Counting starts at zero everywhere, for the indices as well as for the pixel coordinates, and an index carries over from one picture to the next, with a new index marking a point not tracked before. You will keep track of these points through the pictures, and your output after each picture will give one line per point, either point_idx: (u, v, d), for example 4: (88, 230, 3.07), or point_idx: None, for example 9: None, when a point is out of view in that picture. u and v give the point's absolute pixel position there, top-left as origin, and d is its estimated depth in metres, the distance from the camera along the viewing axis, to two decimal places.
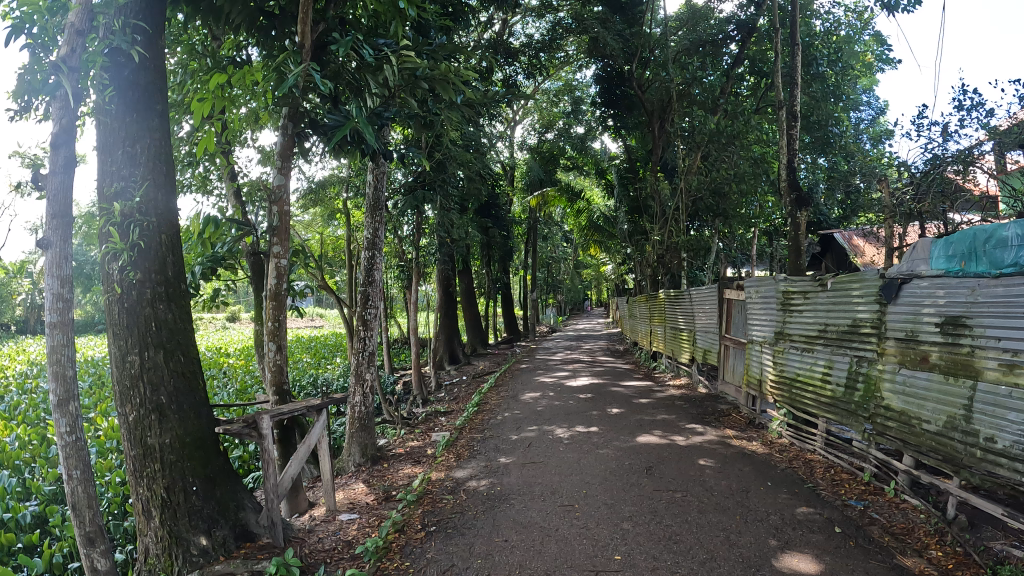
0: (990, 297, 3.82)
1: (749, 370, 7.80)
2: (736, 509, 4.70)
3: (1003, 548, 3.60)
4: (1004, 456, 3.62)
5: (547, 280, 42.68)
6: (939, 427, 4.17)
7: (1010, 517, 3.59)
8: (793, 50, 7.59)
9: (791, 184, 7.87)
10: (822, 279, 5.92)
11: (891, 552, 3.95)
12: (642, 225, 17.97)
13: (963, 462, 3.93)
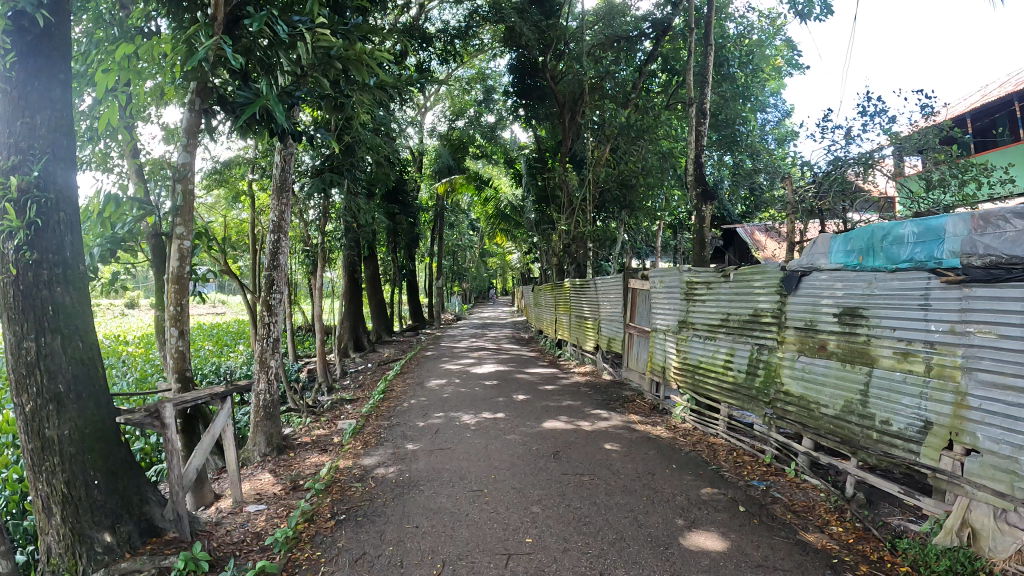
0: (886, 289, 4.06)
1: (654, 357, 8.04)
2: (643, 491, 4.86)
3: (900, 523, 3.88)
4: (899, 437, 3.90)
5: (455, 268, 42.57)
6: (837, 411, 4.43)
7: (906, 494, 3.86)
8: (708, 48, 7.73)
9: (698, 179, 8.10)
10: (725, 270, 6.15)
11: (794, 529, 4.16)
12: (550, 215, 18.19)
13: (860, 443, 4.20)
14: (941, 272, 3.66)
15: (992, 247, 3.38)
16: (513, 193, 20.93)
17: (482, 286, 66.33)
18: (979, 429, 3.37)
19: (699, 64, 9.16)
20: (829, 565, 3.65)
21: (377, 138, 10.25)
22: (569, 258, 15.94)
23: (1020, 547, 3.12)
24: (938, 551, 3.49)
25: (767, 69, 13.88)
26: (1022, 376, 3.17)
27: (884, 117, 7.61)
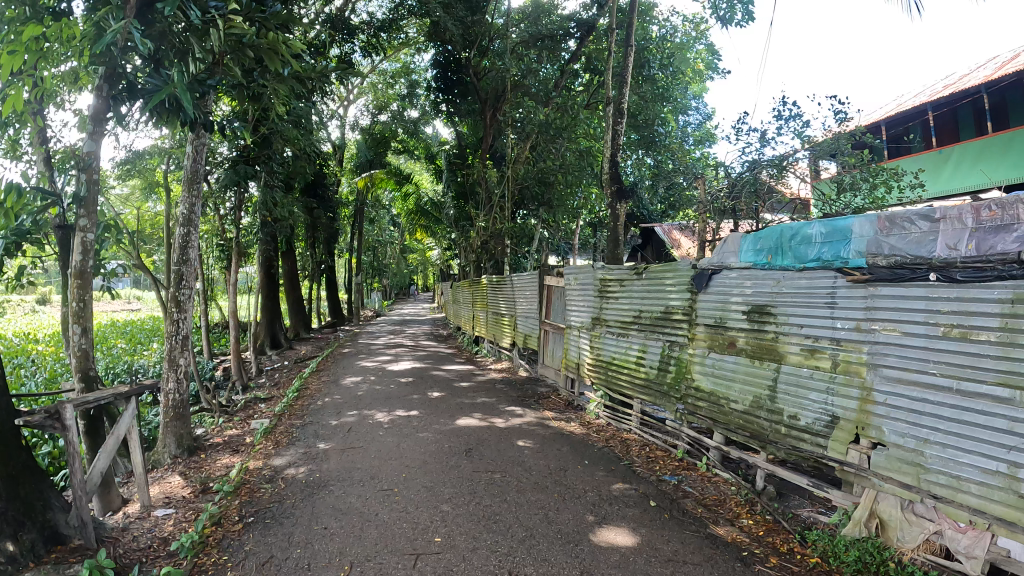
0: (794, 288, 4.23)
1: (568, 354, 8.12)
2: (554, 488, 4.86)
3: (811, 515, 4.06)
4: (806, 432, 4.05)
5: (375, 264, 42.13)
6: (746, 406, 4.57)
7: (815, 486, 4.02)
8: (630, 49, 7.86)
9: (613, 176, 8.21)
10: (637, 268, 6.25)
11: (705, 523, 4.24)
12: (468, 211, 18.09)
13: (769, 438, 4.35)
14: (847, 271, 3.83)
15: (897, 248, 3.53)
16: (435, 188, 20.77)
17: (406, 283, 65.69)
18: (885, 423, 3.56)
19: (615, 63, 9.19)
20: (738, 558, 3.74)
21: (295, 130, 10.04)
22: (489, 255, 15.95)
23: (926, 536, 3.35)
24: (848, 542, 3.68)
25: (687, 73, 14.28)
26: (924, 371, 3.37)
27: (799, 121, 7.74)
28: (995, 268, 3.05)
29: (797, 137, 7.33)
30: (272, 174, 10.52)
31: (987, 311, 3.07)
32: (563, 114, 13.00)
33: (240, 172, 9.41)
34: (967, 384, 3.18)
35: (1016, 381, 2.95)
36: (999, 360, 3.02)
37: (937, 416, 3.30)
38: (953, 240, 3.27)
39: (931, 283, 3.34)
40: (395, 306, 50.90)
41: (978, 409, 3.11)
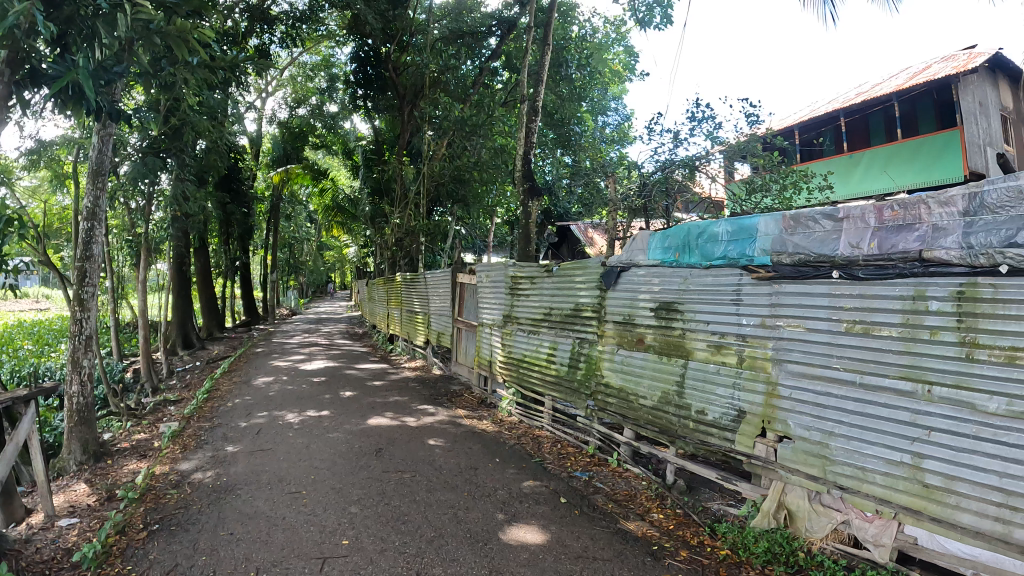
0: (700, 284, 4.65)
1: (480, 351, 8.36)
2: (464, 486, 5.01)
3: (720, 509, 4.37)
4: (715, 426, 4.42)
5: (287, 262, 41.31)
6: (655, 401, 4.96)
7: (724, 479, 4.35)
8: (545, 49, 8.03)
9: (526, 174, 8.29)
10: (547, 266, 6.62)
11: (616, 518, 4.49)
12: (382, 209, 17.24)
13: (678, 432, 4.73)
14: (753, 268, 4.24)
15: (801, 246, 3.93)
16: (350, 185, 20.46)
17: (322, 279, 64.13)
18: (791, 417, 3.93)
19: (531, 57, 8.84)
20: (648, 552, 3.99)
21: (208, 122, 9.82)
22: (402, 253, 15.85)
23: (834, 526, 3.67)
24: (757, 533, 3.97)
25: (607, 73, 14.52)
26: (827, 366, 3.75)
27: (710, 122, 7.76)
28: (896, 266, 3.44)
29: (709, 139, 7.47)
30: (182, 167, 10.14)
31: (889, 309, 3.46)
32: (476, 111, 13.06)
33: (149, 164, 9.18)
34: (870, 377, 3.55)
35: (917, 374, 3.34)
36: (901, 355, 3.41)
37: (840, 409, 3.68)
38: (857, 240, 3.67)
39: (834, 281, 3.73)
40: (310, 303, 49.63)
41: (882, 402, 3.49)
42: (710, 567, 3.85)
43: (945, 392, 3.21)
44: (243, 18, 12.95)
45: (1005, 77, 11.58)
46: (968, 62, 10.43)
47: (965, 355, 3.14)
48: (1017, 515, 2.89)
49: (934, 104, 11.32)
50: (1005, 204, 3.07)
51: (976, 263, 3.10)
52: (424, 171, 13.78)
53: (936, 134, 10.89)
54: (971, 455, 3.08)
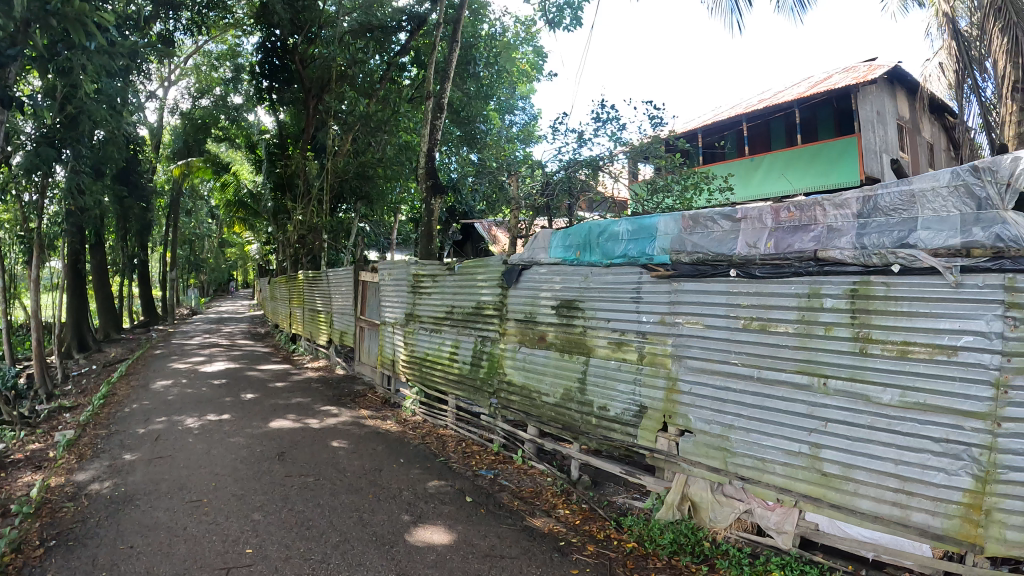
0: (600, 283, 4.85)
1: (383, 351, 8.39)
2: (368, 489, 5.07)
3: (625, 502, 4.59)
4: (616, 421, 4.61)
5: (190, 259, 39.89)
6: (557, 399, 5.14)
7: (627, 473, 4.54)
8: (452, 46, 8.18)
9: (429, 171, 8.42)
10: (449, 264, 6.71)
11: (522, 516, 4.64)
12: (286, 204, 17.12)
13: (581, 429, 4.90)
14: (652, 267, 4.45)
15: (700, 246, 4.15)
16: (253, 180, 19.92)
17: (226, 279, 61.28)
18: (691, 411, 4.11)
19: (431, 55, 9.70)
20: (556, 548, 4.12)
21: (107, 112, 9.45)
22: (303, 250, 15.42)
23: (737, 515, 3.85)
24: (663, 525, 4.14)
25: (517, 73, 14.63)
26: (724, 361, 3.95)
27: (614, 123, 7.68)
28: (792, 265, 3.64)
29: (612, 140, 7.46)
30: (78, 159, 9.89)
31: (785, 306, 3.65)
32: (382, 106, 12.96)
33: (41, 156, 8.58)
34: (767, 372, 3.73)
35: (813, 369, 3.53)
36: (796, 350, 3.60)
37: (739, 403, 3.86)
38: (754, 240, 3.88)
39: (732, 279, 3.92)
40: (213, 302, 47.65)
41: (779, 396, 3.67)
42: (618, 560, 3.99)
43: (840, 384, 3.42)
44: (148, 3, 12.62)
45: (902, 89, 12.32)
46: (870, 73, 10.97)
47: (858, 349, 3.35)
48: (913, 500, 3.15)
49: (835, 111, 11.76)
50: (896, 207, 3.37)
51: (869, 263, 3.32)
52: (328, 167, 13.41)
53: (834, 139, 11.37)
54: (867, 445, 3.32)
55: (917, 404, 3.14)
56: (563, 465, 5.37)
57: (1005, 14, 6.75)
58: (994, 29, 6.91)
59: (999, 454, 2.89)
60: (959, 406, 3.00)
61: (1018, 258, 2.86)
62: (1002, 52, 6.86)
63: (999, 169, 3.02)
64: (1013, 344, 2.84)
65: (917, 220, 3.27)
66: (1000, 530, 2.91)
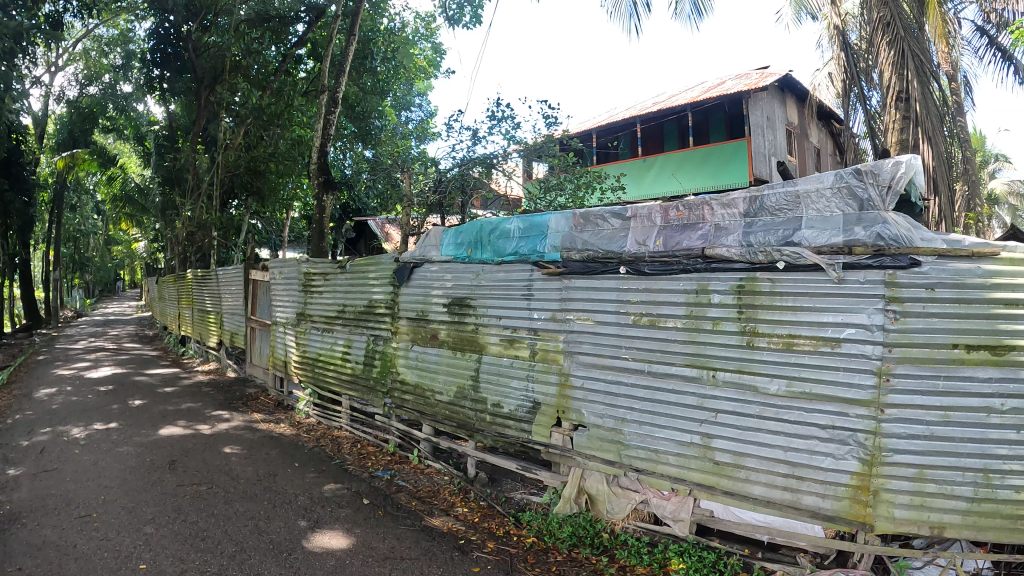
0: (491, 280, 4.90)
1: (275, 352, 8.16)
2: (262, 495, 4.90)
3: (523, 497, 4.67)
4: (510, 418, 4.65)
5: (74, 258, 37.46)
6: (450, 397, 5.13)
7: (523, 470, 4.60)
8: (349, 39, 8.07)
9: (321, 167, 8.31)
10: (341, 262, 6.60)
11: (419, 516, 4.62)
12: (176, 199, 16.38)
13: (475, 427, 4.91)
14: (543, 265, 4.53)
15: (591, 243, 4.26)
16: (143, 174, 18.95)
17: (112, 278, 57.53)
18: (584, 406, 4.21)
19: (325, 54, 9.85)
20: (455, 547, 4.12)
21: None
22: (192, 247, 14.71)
23: (633, 506, 3.99)
24: (560, 519, 4.22)
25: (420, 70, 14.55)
26: (615, 356, 4.07)
27: (509, 122, 7.79)
28: (680, 262, 3.79)
29: (506, 139, 7.62)
30: None
31: (673, 302, 3.80)
32: (274, 98, 12.21)
33: None
34: (657, 366, 3.86)
35: (701, 362, 3.68)
36: (685, 344, 3.75)
37: (631, 397, 3.98)
38: (644, 238, 4.03)
39: (622, 276, 4.04)
40: (96, 304, 44.70)
41: (669, 389, 3.80)
42: (518, 555, 4.02)
43: (729, 376, 3.58)
44: None
45: (792, 96, 12.99)
46: (761, 79, 11.50)
47: (745, 343, 3.52)
48: (805, 483, 3.32)
49: (725, 116, 12.45)
50: (781, 207, 3.57)
51: (755, 259, 3.49)
52: (219, 161, 12.97)
53: (725, 142, 11.65)
54: (756, 433, 3.47)
55: (804, 392, 3.33)
56: (459, 462, 5.38)
57: (891, 25, 5.84)
58: (878, 43, 5.97)
59: (883, 439, 3.11)
60: (843, 394, 3.21)
61: (897, 255, 3.09)
62: (887, 65, 5.92)
63: (880, 173, 3.25)
64: (893, 335, 3.08)
65: (802, 220, 3.47)
66: (888, 508, 3.12)
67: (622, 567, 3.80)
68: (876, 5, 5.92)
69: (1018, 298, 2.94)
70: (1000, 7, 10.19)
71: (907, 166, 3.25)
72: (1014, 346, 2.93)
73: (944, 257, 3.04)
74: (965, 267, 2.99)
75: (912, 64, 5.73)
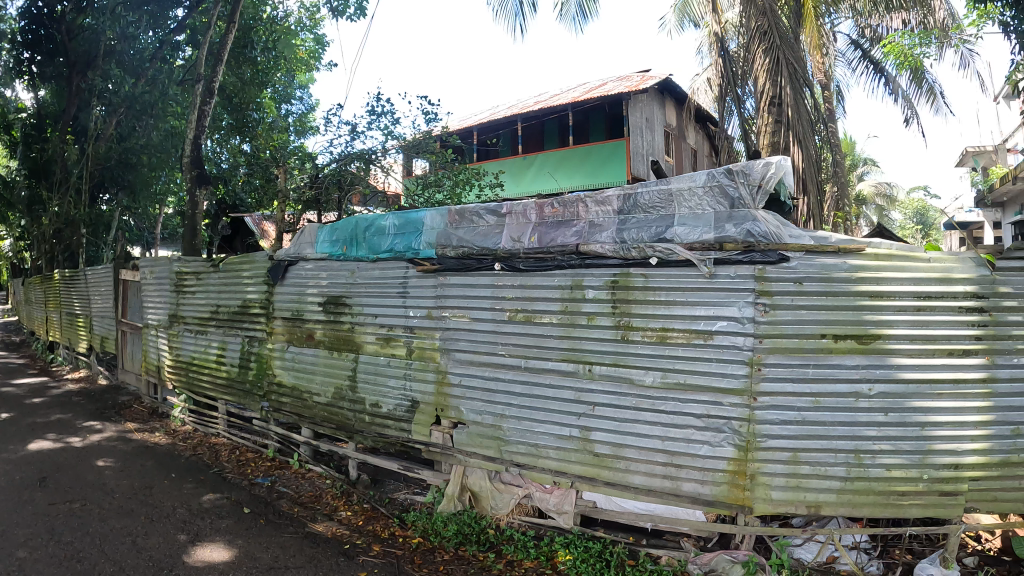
0: (367, 278, 4.81)
1: (147, 356, 7.67)
2: (139, 510, 4.58)
3: (407, 497, 4.61)
4: (390, 418, 4.59)
5: None
6: (328, 398, 5.00)
7: (404, 470, 4.55)
8: (228, 27, 7.69)
9: (194, 161, 7.90)
10: (214, 261, 6.28)
11: (303, 522, 4.46)
12: (41, 194, 15.07)
13: (355, 427, 4.81)
14: (418, 261, 4.49)
15: (467, 240, 4.31)
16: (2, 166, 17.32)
17: None
18: (463, 403, 4.20)
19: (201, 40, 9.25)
20: (341, 552, 4.00)
21: None
22: (57, 245, 13.50)
23: (517, 501, 4.04)
24: (445, 518, 4.19)
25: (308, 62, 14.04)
26: (491, 353, 4.08)
27: (389, 117, 7.66)
28: (555, 258, 3.86)
29: (386, 135, 7.49)
30: None
31: (548, 298, 3.87)
32: (148, 87, 10.82)
33: None
34: (534, 361, 3.91)
35: (577, 356, 3.76)
36: (560, 339, 3.82)
37: (509, 393, 4.00)
38: (519, 234, 4.13)
39: (497, 272, 4.07)
40: None
41: (547, 383, 3.86)
42: (404, 557, 3.94)
43: (605, 369, 3.67)
44: None
45: (672, 99, 13.46)
46: (638, 82, 11.90)
47: (620, 337, 3.63)
48: (683, 471, 3.45)
49: (606, 116, 12.79)
50: (655, 205, 3.70)
51: (628, 256, 3.60)
52: (87, 152, 11.95)
53: (603, 142, 11.80)
54: (633, 425, 3.58)
55: (677, 383, 3.46)
56: (341, 465, 5.23)
57: (769, 35, 6.02)
58: (755, 50, 6.15)
59: (756, 425, 3.28)
60: (717, 383, 3.36)
61: (767, 250, 3.27)
62: (762, 71, 6.10)
63: (751, 173, 3.40)
64: (763, 327, 3.25)
65: (674, 217, 3.62)
66: (765, 491, 3.30)
67: (508, 562, 3.82)
68: (755, 14, 6.11)
69: (884, 289, 3.18)
70: (875, 24, 10.96)
71: (777, 167, 3.39)
72: (879, 335, 3.19)
73: (811, 253, 3.24)
74: (832, 262, 3.21)
75: (786, 71, 5.94)
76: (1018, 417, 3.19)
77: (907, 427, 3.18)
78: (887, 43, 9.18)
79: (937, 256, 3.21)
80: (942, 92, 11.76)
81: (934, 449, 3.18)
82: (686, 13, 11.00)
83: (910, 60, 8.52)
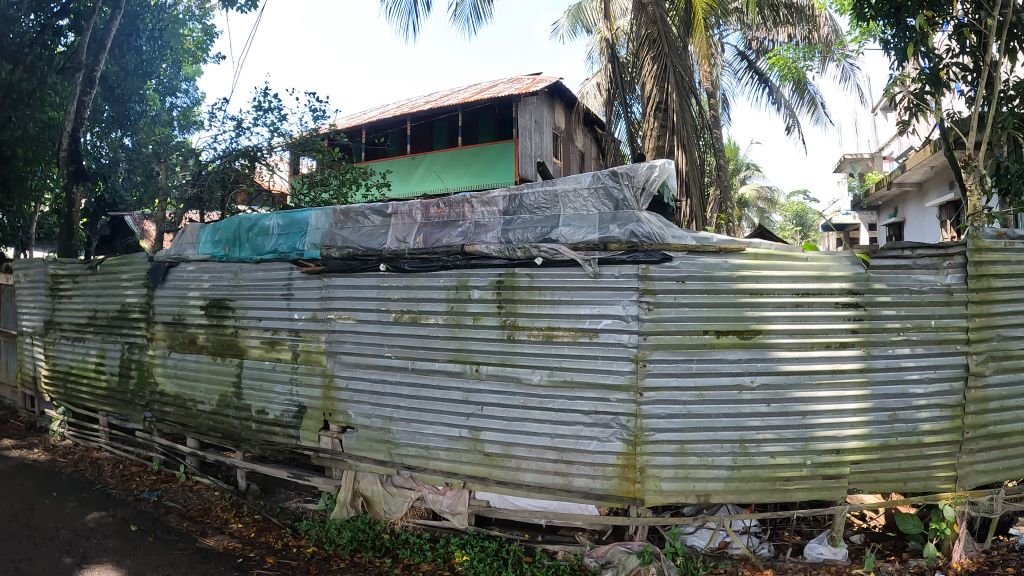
0: (251, 280, 4.66)
1: (22, 367, 7.11)
2: (18, 533, 4.25)
3: (298, 506, 4.48)
4: (277, 425, 4.46)
5: None
6: (213, 406, 4.80)
7: (296, 477, 4.42)
8: (113, 13, 7.23)
9: (72, 155, 7.43)
10: (91, 262, 5.92)
11: (194, 537, 4.26)
12: None
13: (242, 436, 4.64)
14: (302, 262, 4.40)
15: (352, 241, 4.26)
16: None
17: None
18: (351, 407, 4.13)
19: None
20: (235, 567, 3.84)
21: None
22: None
23: (410, 504, 4.02)
24: (338, 525, 4.09)
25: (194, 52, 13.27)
26: (380, 355, 4.03)
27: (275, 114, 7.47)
28: (441, 258, 3.87)
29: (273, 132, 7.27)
30: None
31: (434, 298, 3.87)
32: (26, 74, 8.64)
33: None
34: (421, 363, 3.90)
35: (464, 357, 3.78)
36: (448, 340, 3.82)
37: (397, 395, 3.96)
38: (404, 235, 4.11)
39: (383, 273, 4.04)
40: None
41: (436, 384, 3.84)
42: (300, 567, 3.82)
43: (491, 369, 3.70)
44: None
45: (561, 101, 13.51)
46: (535, 83, 12.02)
47: (506, 336, 3.67)
48: (573, 467, 3.52)
49: (495, 117, 12.86)
50: (540, 206, 3.76)
51: (514, 256, 3.65)
52: None
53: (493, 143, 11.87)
54: (522, 423, 3.62)
55: (565, 380, 3.53)
56: (229, 475, 5.10)
57: (656, 42, 6.22)
58: (644, 57, 6.35)
59: (644, 420, 3.38)
60: (604, 380, 3.44)
61: (650, 251, 3.40)
62: (649, 78, 6.32)
63: (635, 175, 3.51)
64: (648, 325, 3.36)
65: (560, 218, 3.69)
66: (656, 483, 3.40)
67: (405, 566, 3.77)
68: (645, 21, 6.30)
69: (764, 287, 3.36)
70: (761, 37, 11.62)
71: (659, 171, 3.52)
72: (759, 330, 3.36)
73: (693, 253, 3.39)
74: (714, 261, 3.36)
75: (671, 78, 6.14)
76: (893, 403, 3.43)
77: (787, 416, 3.36)
78: (769, 56, 9.68)
79: (813, 255, 3.41)
80: (823, 103, 12.53)
81: (815, 436, 3.38)
82: (579, 19, 11.23)
83: (794, 73, 8.99)
